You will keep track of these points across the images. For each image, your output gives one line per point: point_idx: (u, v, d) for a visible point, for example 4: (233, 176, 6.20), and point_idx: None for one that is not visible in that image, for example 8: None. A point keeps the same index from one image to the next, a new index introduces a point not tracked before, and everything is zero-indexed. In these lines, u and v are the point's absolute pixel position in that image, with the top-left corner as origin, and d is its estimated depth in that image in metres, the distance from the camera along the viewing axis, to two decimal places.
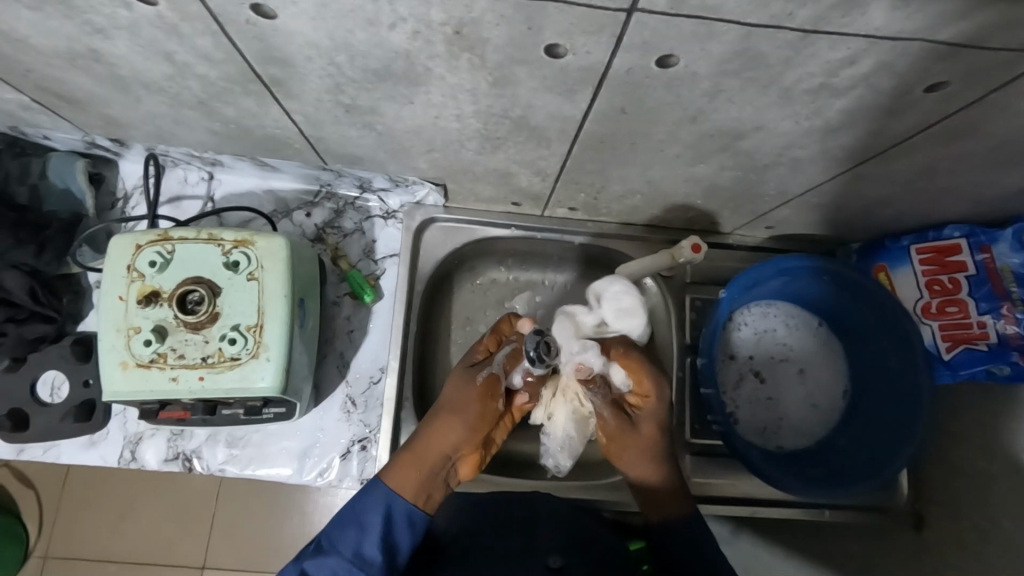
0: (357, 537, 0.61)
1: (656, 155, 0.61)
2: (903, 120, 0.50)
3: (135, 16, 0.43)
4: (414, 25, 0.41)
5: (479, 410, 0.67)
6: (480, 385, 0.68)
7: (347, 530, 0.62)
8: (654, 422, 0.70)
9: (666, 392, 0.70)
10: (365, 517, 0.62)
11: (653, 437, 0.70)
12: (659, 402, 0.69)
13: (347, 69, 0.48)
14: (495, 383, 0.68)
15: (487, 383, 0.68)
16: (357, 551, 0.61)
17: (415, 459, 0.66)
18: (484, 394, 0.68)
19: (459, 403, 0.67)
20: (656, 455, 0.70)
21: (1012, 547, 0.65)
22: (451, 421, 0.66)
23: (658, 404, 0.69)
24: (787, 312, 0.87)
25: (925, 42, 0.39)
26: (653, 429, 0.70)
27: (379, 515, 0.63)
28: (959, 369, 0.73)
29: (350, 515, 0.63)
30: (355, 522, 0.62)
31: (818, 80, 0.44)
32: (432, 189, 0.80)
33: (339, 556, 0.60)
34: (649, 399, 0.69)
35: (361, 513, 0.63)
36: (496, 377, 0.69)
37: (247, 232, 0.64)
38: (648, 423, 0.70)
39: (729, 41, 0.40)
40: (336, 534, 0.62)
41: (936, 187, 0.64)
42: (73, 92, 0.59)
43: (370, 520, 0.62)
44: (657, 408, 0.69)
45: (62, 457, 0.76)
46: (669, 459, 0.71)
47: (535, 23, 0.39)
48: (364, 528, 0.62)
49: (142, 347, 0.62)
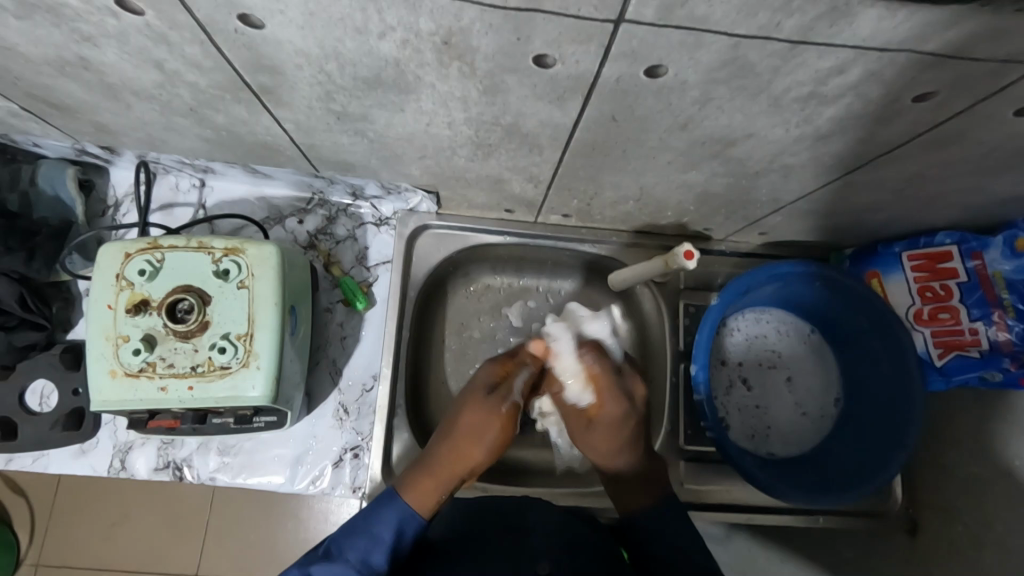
0: (367, 546, 0.60)
1: (648, 162, 0.61)
2: (893, 128, 0.50)
3: (123, 25, 0.43)
4: (403, 34, 0.41)
5: (499, 436, 0.70)
6: (504, 415, 0.71)
7: (356, 538, 0.60)
8: (610, 429, 0.70)
9: (620, 407, 0.70)
10: (377, 527, 0.61)
11: (612, 440, 0.70)
12: (615, 413, 0.69)
13: (337, 77, 0.48)
14: (515, 413, 0.72)
15: (509, 414, 0.71)
16: (364, 559, 0.59)
17: (433, 478, 0.66)
18: (506, 420, 0.71)
19: (482, 432, 0.70)
20: (613, 451, 0.70)
21: (1007, 554, 0.66)
22: (475, 445, 0.69)
23: (615, 417, 0.70)
24: (779, 319, 0.88)
25: (910, 52, 0.39)
26: (611, 434, 0.70)
27: (392, 526, 0.62)
28: (952, 375, 0.73)
29: (361, 523, 0.62)
30: (365, 531, 0.61)
31: (806, 88, 0.44)
32: (425, 196, 0.80)
33: (346, 563, 0.58)
34: (603, 414, 0.70)
35: (374, 524, 0.62)
36: (513, 402, 0.72)
37: (237, 240, 0.64)
38: (606, 426, 0.70)
39: (717, 50, 0.40)
40: (345, 540, 0.60)
41: (927, 194, 0.65)
42: (62, 100, 0.59)
43: (382, 530, 0.61)
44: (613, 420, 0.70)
45: (50, 467, 0.75)
46: (624, 455, 0.70)
47: (523, 32, 0.40)
48: (375, 537, 0.61)
49: (131, 356, 0.61)
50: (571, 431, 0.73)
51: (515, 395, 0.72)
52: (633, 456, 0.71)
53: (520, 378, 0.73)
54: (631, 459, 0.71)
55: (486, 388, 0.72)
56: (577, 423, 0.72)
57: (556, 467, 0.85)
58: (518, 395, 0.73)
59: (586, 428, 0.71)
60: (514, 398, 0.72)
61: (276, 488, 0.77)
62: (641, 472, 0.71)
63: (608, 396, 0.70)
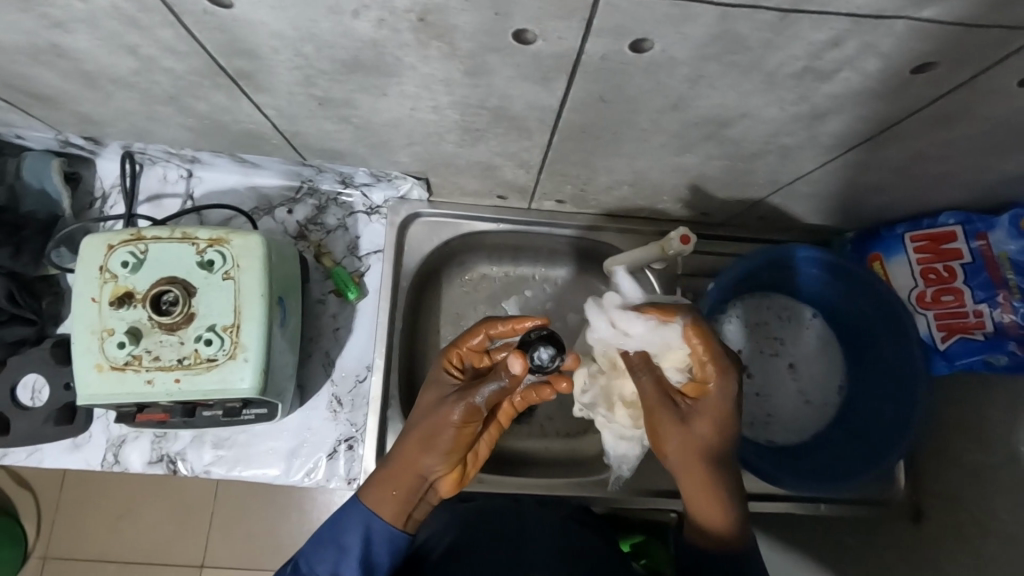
0: (337, 559, 0.59)
1: (641, 144, 0.59)
2: (892, 104, 0.48)
3: (90, 8, 0.42)
4: (378, 12, 0.39)
5: (450, 437, 0.61)
6: (453, 409, 0.60)
7: (325, 550, 0.60)
8: (716, 414, 0.58)
9: (730, 381, 0.57)
10: (343, 538, 0.60)
11: (715, 428, 0.58)
12: (723, 391, 0.57)
13: (315, 60, 0.46)
14: (468, 407, 0.60)
15: (460, 408, 0.60)
16: (334, 572, 0.59)
17: (390, 477, 0.62)
18: (458, 423, 0.61)
19: (432, 429, 0.61)
20: (711, 456, 0.58)
21: (1014, 540, 0.64)
22: (426, 441, 0.61)
23: (722, 387, 0.57)
24: (780, 305, 0.86)
25: (909, 20, 0.37)
26: (716, 419, 0.58)
27: (359, 537, 0.60)
28: (955, 360, 0.71)
29: (328, 535, 0.60)
30: (332, 543, 0.60)
31: (801, 63, 0.43)
32: (416, 183, 0.78)
33: None
34: (705, 389, 0.58)
35: (341, 534, 0.60)
36: (472, 403, 0.60)
37: (222, 231, 0.62)
38: (711, 411, 0.58)
39: (706, 23, 0.38)
40: (313, 553, 0.60)
41: (931, 173, 0.63)
42: (40, 89, 0.57)
43: (350, 541, 0.60)
44: (720, 398, 0.57)
45: (45, 460, 0.75)
46: (718, 449, 0.59)
47: (502, 8, 0.38)
48: (343, 549, 0.60)
49: (116, 349, 0.61)
50: (652, 421, 0.61)
51: (474, 395, 0.60)
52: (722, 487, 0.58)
53: (488, 387, 0.60)
54: (713, 466, 0.58)
55: (439, 383, 0.64)
56: (665, 410, 0.60)
57: (551, 455, 0.85)
58: (485, 402, 0.61)
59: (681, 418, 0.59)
60: (476, 400, 0.60)
61: (271, 481, 0.77)
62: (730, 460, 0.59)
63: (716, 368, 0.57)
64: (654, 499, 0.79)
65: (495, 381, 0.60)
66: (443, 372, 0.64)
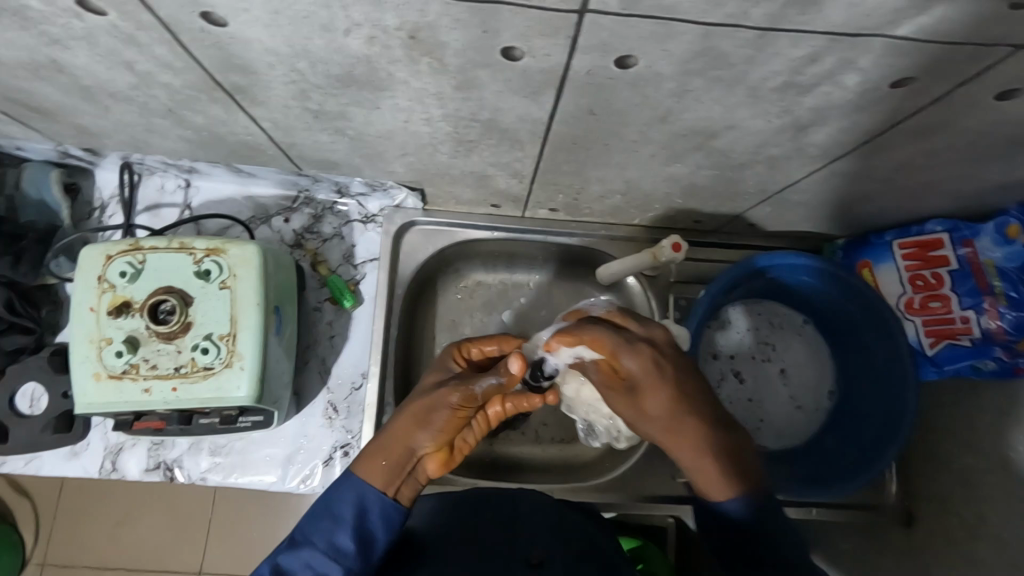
0: (330, 528, 0.59)
1: (631, 155, 0.60)
2: (874, 116, 0.49)
3: (89, 26, 0.43)
4: (370, 30, 0.41)
5: (446, 420, 0.62)
6: (455, 389, 0.61)
7: (320, 521, 0.60)
8: (646, 386, 0.59)
9: (648, 360, 0.58)
10: (338, 508, 0.60)
11: (660, 400, 0.59)
12: (642, 368, 0.58)
13: (309, 75, 0.47)
14: (468, 391, 0.61)
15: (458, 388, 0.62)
16: (330, 541, 0.58)
17: (379, 448, 0.62)
18: (455, 407, 0.62)
19: (428, 407, 0.62)
20: (670, 427, 0.60)
21: (1002, 544, 0.65)
22: (415, 416, 0.62)
23: (643, 369, 0.58)
24: (771, 311, 0.87)
25: (885, 38, 0.39)
26: (660, 392, 0.58)
27: (353, 505, 0.60)
28: (943, 365, 0.73)
29: (322, 506, 0.61)
30: (326, 513, 0.60)
31: (783, 78, 0.44)
32: (411, 193, 0.79)
33: (312, 547, 0.58)
34: (634, 377, 0.59)
35: (335, 505, 0.61)
36: (471, 391, 0.62)
37: (219, 241, 0.63)
38: (644, 388, 0.59)
39: (688, 40, 0.39)
40: (308, 526, 0.60)
41: (917, 181, 0.64)
42: (40, 103, 0.58)
43: (342, 510, 0.60)
44: (643, 374, 0.58)
45: (43, 468, 0.76)
46: (673, 416, 0.59)
47: (490, 26, 0.39)
48: (337, 518, 0.60)
49: (114, 358, 0.61)
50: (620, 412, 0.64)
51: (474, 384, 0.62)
52: (722, 465, 0.59)
53: (487, 381, 0.62)
54: (700, 447, 0.59)
55: (443, 369, 0.67)
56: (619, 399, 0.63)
57: (547, 461, 0.86)
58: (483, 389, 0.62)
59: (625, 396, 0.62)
60: (475, 388, 0.62)
61: (267, 488, 0.77)
62: (697, 427, 0.59)
63: (624, 351, 0.58)
64: (649, 504, 0.79)
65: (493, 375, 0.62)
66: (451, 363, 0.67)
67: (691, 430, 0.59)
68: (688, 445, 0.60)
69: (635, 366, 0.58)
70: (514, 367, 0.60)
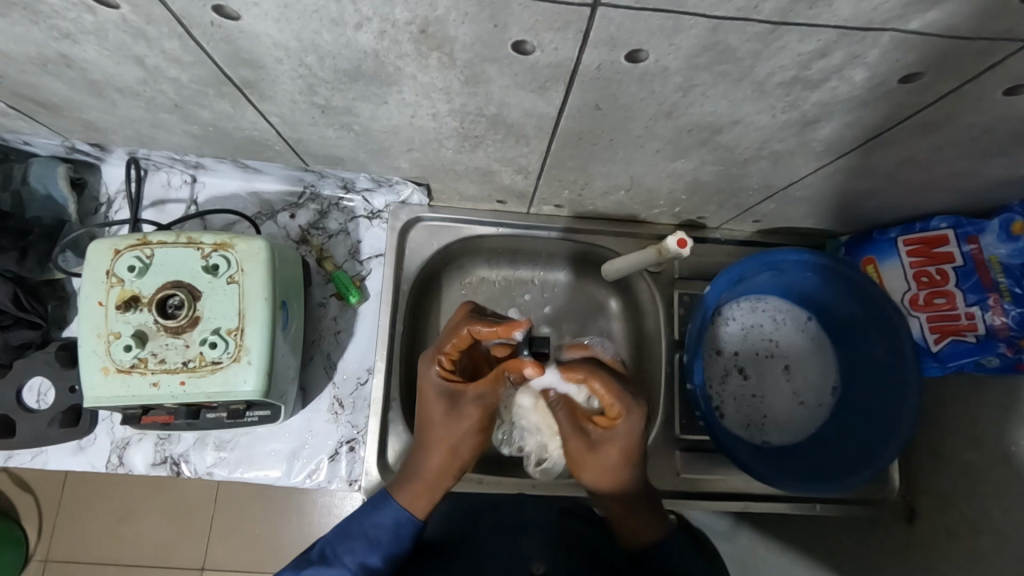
0: (365, 551, 0.64)
1: (637, 151, 0.60)
2: (881, 111, 0.50)
3: (100, 20, 0.43)
4: (380, 25, 0.41)
5: (475, 441, 0.69)
6: (476, 416, 0.68)
7: (354, 542, 0.64)
8: (620, 442, 0.65)
9: (637, 422, 0.65)
10: (372, 530, 0.65)
11: (620, 455, 0.66)
12: (628, 429, 0.65)
13: (317, 70, 0.48)
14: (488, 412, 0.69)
15: (479, 414, 0.68)
16: (362, 563, 0.63)
17: (422, 483, 0.67)
18: (479, 430, 0.69)
19: (456, 436, 0.68)
20: (617, 478, 0.67)
21: (1003, 540, 0.65)
22: (449, 448, 0.68)
23: (628, 430, 0.65)
24: (775, 307, 0.87)
25: (893, 32, 0.39)
26: (625, 450, 0.66)
27: (388, 528, 0.65)
28: (947, 362, 0.72)
29: (356, 528, 0.65)
30: (360, 533, 0.65)
31: (790, 72, 0.44)
32: (416, 188, 0.79)
33: (343, 566, 0.62)
34: (614, 431, 0.65)
35: (370, 527, 0.65)
36: (488, 408, 0.69)
37: (227, 236, 0.64)
38: (617, 443, 0.65)
39: (697, 34, 0.39)
40: (340, 545, 0.64)
41: (922, 178, 0.64)
42: (49, 99, 0.59)
43: (377, 533, 0.65)
44: (625, 434, 0.65)
45: (50, 462, 0.76)
46: (623, 471, 0.67)
47: (500, 20, 0.39)
48: (370, 539, 0.65)
49: (123, 352, 0.62)
50: (568, 448, 0.69)
51: (488, 401, 0.69)
52: (645, 515, 0.68)
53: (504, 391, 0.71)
54: (632, 494, 0.69)
55: (436, 384, 0.69)
56: (577, 440, 0.68)
57: None
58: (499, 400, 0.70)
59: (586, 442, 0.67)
60: (493, 404, 0.69)
61: (272, 482, 0.78)
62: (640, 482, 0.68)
63: (621, 410, 0.64)
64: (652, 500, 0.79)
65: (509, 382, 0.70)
66: (432, 370, 0.70)
67: (633, 481, 0.68)
68: (625, 491, 0.68)
69: (622, 425, 0.65)
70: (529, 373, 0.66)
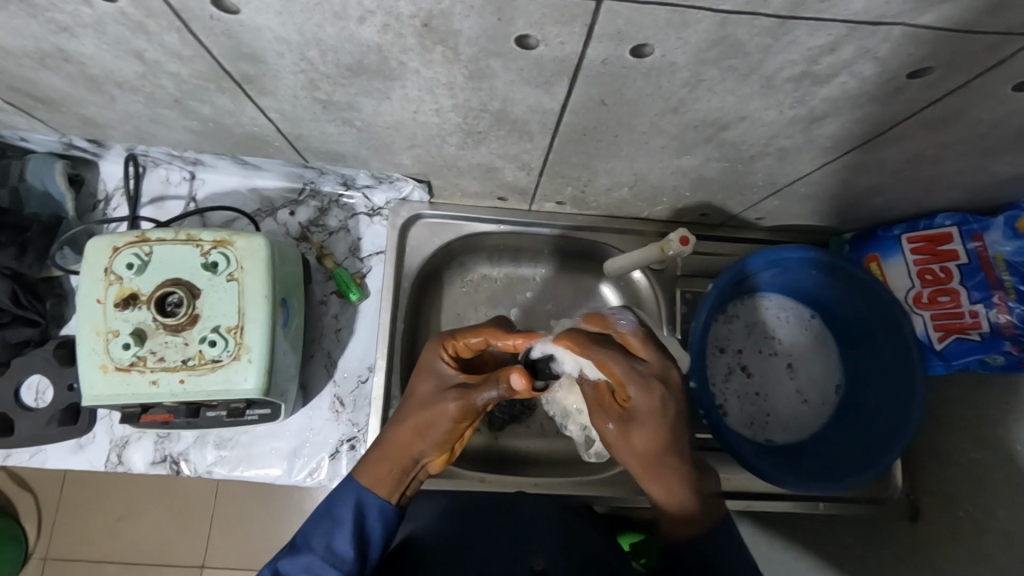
0: (329, 531, 0.61)
1: (641, 147, 0.60)
2: (888, 107, 0.49)
3: (98, 14, 0.43)
4: (383, 18, 0.40)
5: (447, 428, 0.65)
6: (453, 404, 0.64)
7: (320, 524, 0.62)
8: (643, 418, 0.62)
9: (655, 400, 0.61)
10: (337, 510, 0.62)
11: (648, 436, 0.63)
12: (647, 407, 0.61)
13: (320, 64, 0.47)
14: (468, 404, 0.64)
15: (459, 404, 0.64)
16: (329, 546, 0.60)
17: (384, 459, 0.65)
18: (455, 418, 0.64)
19: (428, 418, 0.64)
20: (648, 463, 0.64)
21: (1008, 540, 0.65)
22: (419, 428, 0.65)
23: (649, 407, 0.61)
24: (779, 305, 0.86)
25: (904, 26, 0.38)
26: (651, 430, 0.62)
27: (353, 509, 0.63)
28: (952, 361, 0.72)
29: (323, 509, 0.63)
30: (326, 515, 0.62)
31: (799, 67, 0.43)
32: (417, 185, 0.79)
33: (311, 551, 0.59)
34: (634, 408, 0.62)
35: (335, 508, 0.63)
36: (470, 401, 0.64)
37: (226, 232, 0.63)
38: (641, 421, 0.62)
39: (705, 28, 0.39)
40: (309, 529, 0.61)
41: (929, 174, 0.63)
42: (46, 93, 0.58)
43: (341, 513, 0.62)
44: (645, 413, 0.62)
45: (48, 461, 0.76)
46: (657, 454, 0.63)
47: (505, 14, 0.39)
48: (336, 520, 0.62)
49: (122, 350, 0.61)
50: (599, 427, 0.67)
51: (472, 395, 0.64)
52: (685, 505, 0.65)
53: (487, 395, 0.64)
54: (676, 479, 0.65)
55: (434, 369, 0.67)
56: (607, 417, 0.65)
57: (555, 454, 0.86)
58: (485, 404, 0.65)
59: (615, 420, 0.65)
60: (476, 400, 0.64)
61: (273, 481, 0.77)
62: (677, 468, 0.64)
63: (635, 388, 0.61)
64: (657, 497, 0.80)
65: (499, 389, 0.64)
66: (437, 360, 0.67)
67: (668, 466, 0.64)
68: (659, 478, 0.65)
69: (638, 402, 0.61)
70: (517, 383, 0.63)
